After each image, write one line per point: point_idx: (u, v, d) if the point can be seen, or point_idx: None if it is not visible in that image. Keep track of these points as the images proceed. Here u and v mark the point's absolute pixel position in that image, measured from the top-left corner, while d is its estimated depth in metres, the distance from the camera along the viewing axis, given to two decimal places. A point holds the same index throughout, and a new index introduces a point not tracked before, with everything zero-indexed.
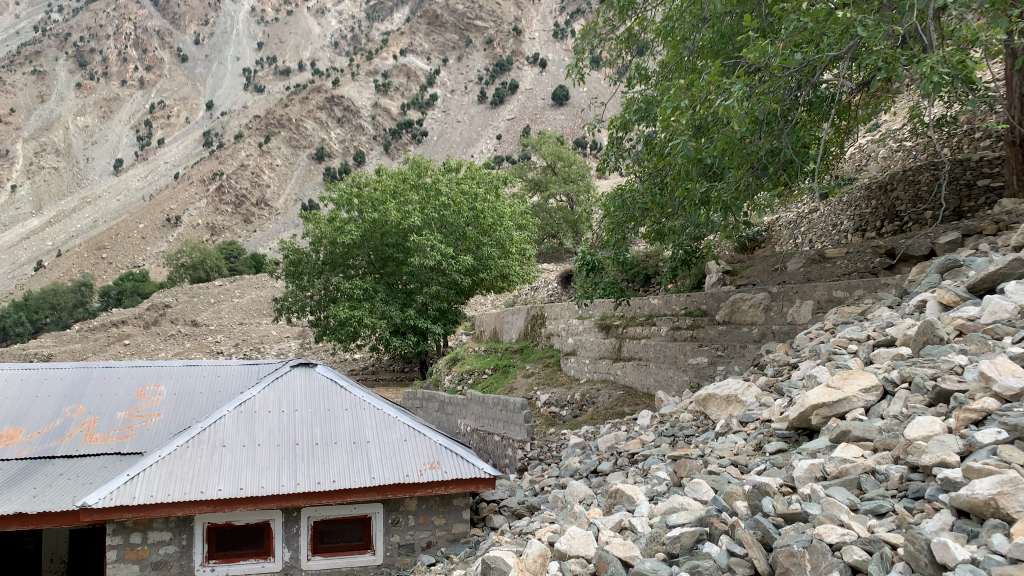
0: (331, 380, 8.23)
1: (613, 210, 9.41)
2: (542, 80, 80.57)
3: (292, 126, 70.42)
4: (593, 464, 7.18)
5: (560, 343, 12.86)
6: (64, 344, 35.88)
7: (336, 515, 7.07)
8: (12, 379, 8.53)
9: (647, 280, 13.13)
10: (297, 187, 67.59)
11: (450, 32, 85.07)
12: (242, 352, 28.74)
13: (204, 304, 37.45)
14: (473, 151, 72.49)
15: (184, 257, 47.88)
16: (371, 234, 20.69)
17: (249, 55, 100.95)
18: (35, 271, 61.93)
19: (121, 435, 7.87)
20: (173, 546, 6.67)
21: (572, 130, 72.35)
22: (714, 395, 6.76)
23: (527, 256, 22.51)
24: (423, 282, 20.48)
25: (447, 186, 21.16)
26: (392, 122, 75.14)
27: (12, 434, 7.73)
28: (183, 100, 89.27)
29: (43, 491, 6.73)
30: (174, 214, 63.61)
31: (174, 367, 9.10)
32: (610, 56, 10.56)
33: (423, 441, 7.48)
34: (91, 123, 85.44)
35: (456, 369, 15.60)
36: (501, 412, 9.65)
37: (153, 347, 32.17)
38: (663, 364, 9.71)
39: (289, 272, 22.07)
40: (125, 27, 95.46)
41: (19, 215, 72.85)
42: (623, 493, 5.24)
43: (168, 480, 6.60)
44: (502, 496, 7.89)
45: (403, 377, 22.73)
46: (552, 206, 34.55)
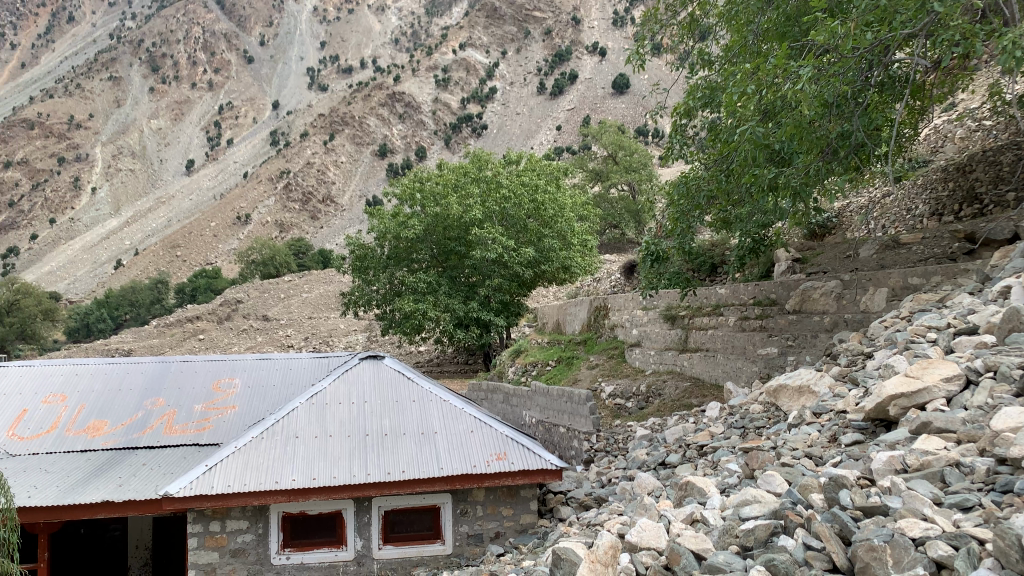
0: (399, 372, 8.34)
1: (678, 199, 9.29)
2: (602, 69, 79.35)
3: (355, 124, 71.90)
4: (662, 456, 7.08)
5: (625, 334, 12.78)
6: (143, 339, 37.23)
7: (405, 505, 7.18)
8: (97, 372, 8.95)
9: (714, 270, 12.95)
10: (361, 183, 68.47)
11: (509, 25, 85.04)
12: (311, 345, 29.37)
13: (274, 299, 38.46)
14: (534, 142, 71.95)
15: (254, 254, 49.11)
16: (434, 227, 20.97)
17: (312, 55, 103.18)
18: (116, 270, 64.43)
19: (199, 427, 8.14)
20: (250, 534, 6.88)
21: (634, 119, 71.07)
22: (785, 386, 6.62)
23: (589, 247, 22.36)
24: (486, 275, 20.53)
25: (507, 179, 21.27)
26: (452, 117, 75.26)
27: (97, 426, 8.10)
28: (251, 101, 92.11)
29: (129, 480, 7.03)
30: (244, 212, 65.69)
31: (247, 361, 9.37)
32: (673, 43, 10.42)
33: (490, 432, 7.53)
34: (164, 126, 88.34)
35: (520, 361, 15.59)
36: (566, 403, 9.55)
37: (226, 341, 33.15)
38: (732, 355, 9.51)
39: (354, 266, 22.39)
40: (195, 32, 98.55)
41: (99, 216, 75.66)
42: (694, 486, 5.18)
43: (244, 471, 6.80)
44: (569, 487, 7.88)
45: (468, 369, 22.98)
46: (613, 196, 34.38)
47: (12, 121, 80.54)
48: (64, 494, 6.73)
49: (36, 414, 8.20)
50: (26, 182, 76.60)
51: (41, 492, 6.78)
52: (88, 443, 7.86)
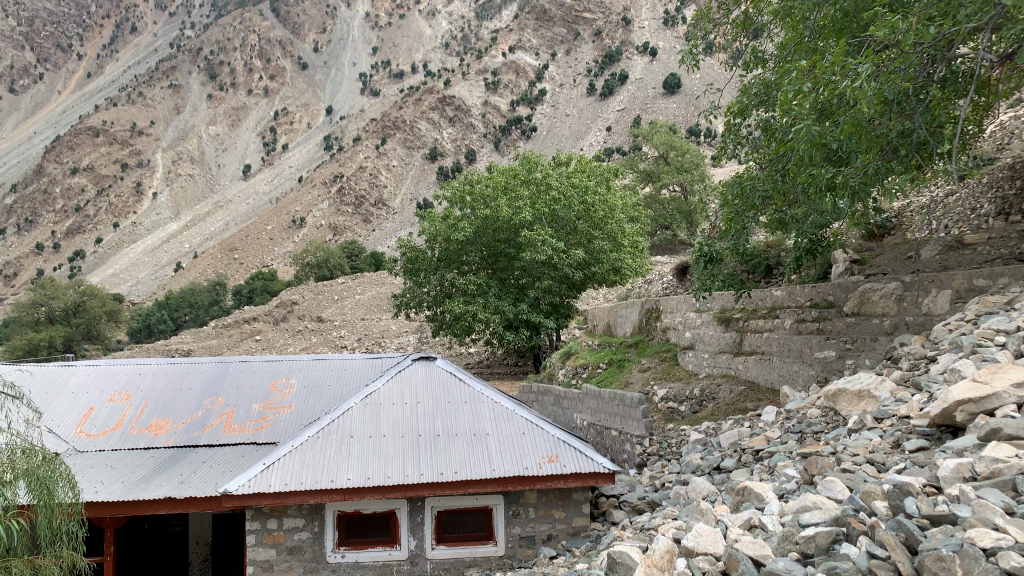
0: (451, 373, 8.37)
1: (733, 199, 9.18)
2: (653, 69, 77.84)
3: (406, 128, 72.79)
4: (716, 460, 7.00)
5: (677, 337, 12.59)
6: (203, 340, 38.23)
7: (459, 506, 7.23)
8: (158, 372, 9.24)
9: (769, 272, 12.73)
10: (412, 186, 68.82)
11: (559, 26, 84.60)
12: (364, 347, 29.75)
13: (329, 300, 39.01)
14: (583, 143, 71.20)
15: (309, 257, 49.99)
16: (484, 230, 21.03)
17: (364, 60, 104.48)
18: (176, 272, 66.26)
19: (257, 426, 8.30)
20: (306, 532, 7.00)
21: (686, 119, 69.61)
22: (845, 390, 6.47)
23: (640, 248, 22.23)
24: (535, 277, 20.49)
25: (557, 180, 21.28)
26: (501, 119, 75.31)
27: (160, 424, 8.32)
28: (305, 106, 93.86)
29: (189, 478, 7.21)
30: (299, 216, 67.38)
31: (304, 362, 9.53)
32: (726, 40, 10.29)
33: (541, 435, 7.51)
34: (222, 132, 90.56)
35: (570, 363, 15.54)
36: (618, 406, 9.41)
37: (282, 342, 33.86)
38: (788, 358, 9.35)
39: (406, 269, 22.60)
40: (251, 39, 100.78)
41: (160, 220, 77.71)
42: (752, 492, 5.10)
43: (300, 470, 6.91)
44: (622, 491, 7.83)
45: (518, 371, 23.00)
46: (664, 197, 34.06)
47: (79, 129, 83.28)
48: (129, 490, 6.93)
49: (102, 412, 8.49)
50: (92, 188, 79.03)
51: (108, 487, 7.01)
52: (151, 440, 8.09)
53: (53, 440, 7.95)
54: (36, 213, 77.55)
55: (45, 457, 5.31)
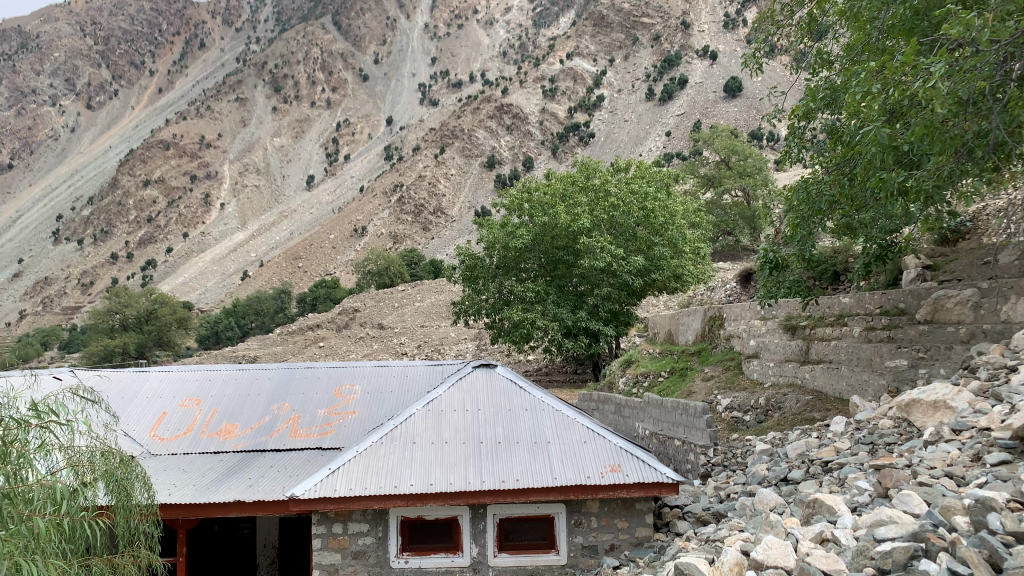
0: (511, 380, 8.37)
1: (798, 204, 8.98)
2: (713, 72, 75.92)
3: (465, 136, 73.56)
4: (783, 471, 6.84)
5: (741, 346, 12.31)
6: (268, 346, 39.11)
7: (520, 514, 7.22)
8: (227, 377, 9.50)
9: (836, 278, 12.44)
10: (470, 195, 69.33)
11: (617, 32, 83.72)
12: (424, 353, 30.04)
13: (389, 307, 39.46)
14: (642, 149, 69.96)
15: (371, 264, 50.74)
16: (542, 237, 21.10)
17: (423, 71, 105.82)
18: (243, 281, 68.04)
19: (322, 431, 8.45)
20: (371, 537, 7.08)
21: (747, 123, 67.92)
22: (918, 401, 6.26)
23: (701, 255, 21.98)
24: (594, 284, 20.40)
25: (616, 186, 21.14)
26: (559, 126, 75.14)
27: (229, 429, 8.55)
28: (366, 117, 95.62)
29: (258, 482, 7.37)
30: (361, 225, 68.37)
31: (366, 368, 9.68)
32: (790, 42, 10.08)
33: (603, 443, 7.45)
34: (286, 143, 92.80)
35: (631, 372, 15.41)
36: (681, 415, 9.24)
37: (344, 348, 34.43)
38: (857, 367, 9.08)
39: (465, 276, 22.80)
40: (314, 53, 103.15)
41: (227, 229, 79.82)
42: (823, 504, 4.97)
43: (365, 475, 7.02)
44: (686, 501, 7.70)
45: (577, 378, 22.91)
46: (727, 202, 33.48)
47: (150, 143, 85.89)
48: (200, 493, 7.12)
49: (175, 416, 8.77)
50: (162, 200, 81.57)
51: (180, 489, 7.21)
52: (221, 444, 8.31)
53: (129, 443, 8.24)
54: (111, 224, 80.24)
55: (123, 459, 5.49)
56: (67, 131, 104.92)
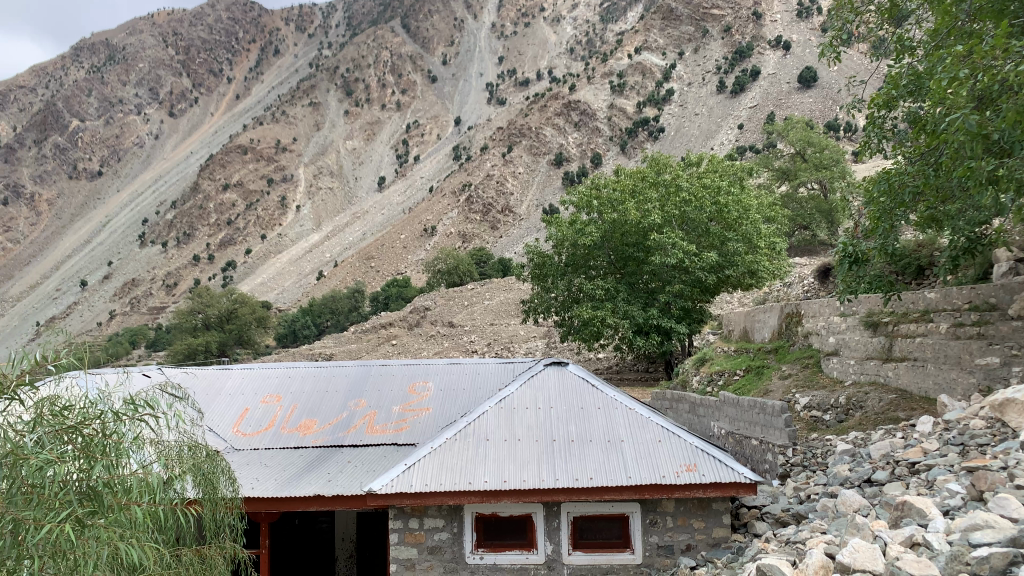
0: (583, 378, 8.35)
1: (880, 196, 8.69)
2: (787, 63, 73.42)
3: (532, 134, 73.86)
4: (867, 473, 6.62)
5: (820, 343, 11.95)
6: (344, 345, 39.98)
7: (595, 512, 7.19)
8: (306, 375, 9.75)
9: (920, 273, 12.02)
10: (538, 193, 69.43)
11: (686, 25, 81.69)
12: (494, 351, 30.23)
13: (459, 306, 39.73)
14: (714, 143, 68.01)
15: (441, 264, 51.27)
16: (612, 234, 20.92)
17: (491, 70, 106.21)
18: (318, 281, 69.63)
19: (398, 427, 8.59)
20: (445, 533, 7.17)
21: (824, 113, 65.50)
22: (1014, 401, 5.96)
23: (778, 250, 21.45)
24: (666, 281, 20.13)
25: (688, 181, 20.81)
26: (628, 122, 74.11)
27: (308, 425, 8.77)
28: (435, 118, 96.44)
29: (336, 477, 7.54)
30: (431, 224, 69.16)
31: (439, 366, 9.79)
32: (867, 29, 9.76)
33: (679, 442, 7.36)
34: (358, 146, 94.75)
35: (705, 370, 15.20)
36: (758, 415, 9.01)
37: (416, 347, 34.96)
38: (944, 366, 8.71)
39: (535, 274, 22.83)
40: (383, 56, 104.81)
41: (303, 231, 81.87)
42: (914, 506, 4.78)
43: (439, 471, 7.10)
44: (764, 503, 7.53)
45: (649, 377, 22.68)
46: (802, 196, 32.64)
47: (229, 148, 88.85)
48: (282, 487, 7.33)
49: (257, 412, 9.04)
50: (241, 203, 84.30)
51: (263, 483, 7.44)
52: (300, 440, 8.52)
53: (214, 437, 8.53)
54: (193, 227, 83.28)
55: (209, 453, 5.73)
56: (151, 138, 109.08)
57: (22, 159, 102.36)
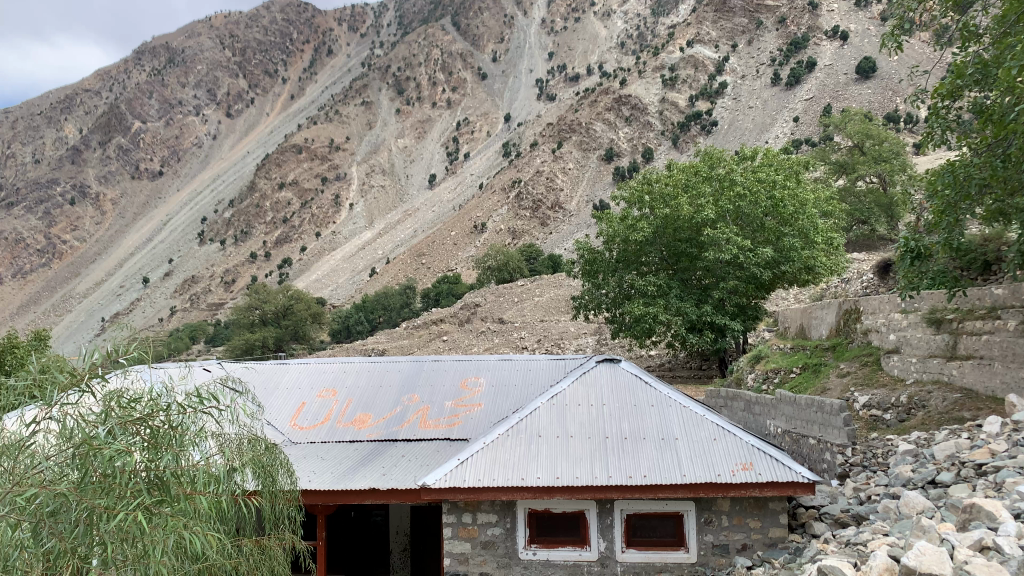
0: (636, 375, 8.31)
1: (944, 189, 8.43)
2: (845, 54, 71.47)
3: (582, 130, 73.82)
4: (931, 474, 6.44)
5: (880, 340, 11.66)
6: (396, 340, 40.44)
7: (648, 510, 7.14)
8: (360, 370, 9.91)
9: (986, 269, 11.63)
10: (588, 188, 69.17)
11: (740, 16, 80.21)
12: (544, 348, 30.25)
13: (509, 302, 39.83)
14: (768, 136, 66.41)
15: (491, 259, 51.50)
16: (663, 230, 20.72)
17: (541, 66, 106.04)
18: (371, 277, 70.39)
19: (450, 422, 8.66)
20: (499, 528, 7.21)
21: (883, 105, 63.60)
22: None
23: (835, 245, 20.97)
24: (720, 277, 19.84)
25: (742, 176, 20.47)
26: (680, 116, 72.79)
27: (364, 419, 8.90)
28: (485, 115, 96.64)
29: (391, 470, 7.63)
30: (481, 221, 69.41)
31: (491, 361, 9.82)
32: (929, 17, 9.43)
33: (735, 441, 7.25)
34: (409, 144, 95.66)
35: (760, 368, 14.96)
36: (816, 412, 8.82)
37: (467, 342, 35.19)
38: (1013, 365, 8.42)
39: (585, 270, 22.75)
40: (434, 54, 105.48)
41: (356, 229, 82.93)
42: (983, 509, 4.67)
43: (492, 467, 7.14)
44: (823, 502, 7.40)
45: (702, 374, 22.43)
46: (861, 189, 31.87)
47: (285, 147, 90.77)
48: (338, 480, 7.45)
49: (313, 407, 9.19)
50: (296, 201, 86.01)
51: (320, 476, 7.58)
52: (356, 434, 8.66)
53: (273, 430, 8.73)
54: (250, 225, 85.19)
55: (268, 446, 5.86)
56: (210, 138, 111.89)
57: (87, 160, 105.74)
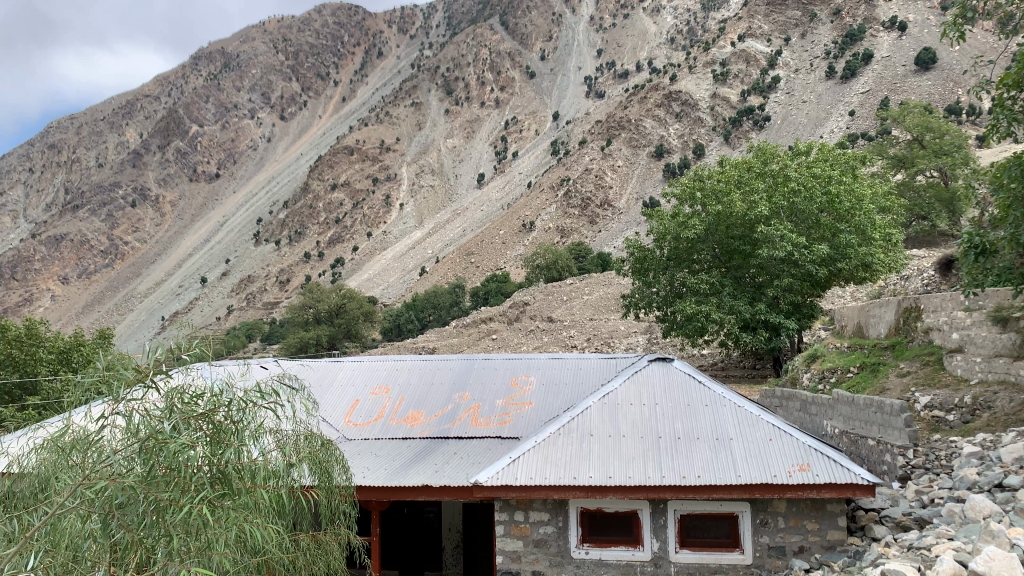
0: (689, 375, 8.22)
1: (1011, 184, 8.18)
2: (903, 45, 69.49)
3: (632, 127, 73.32)
4: (997, 477, 6.25)
5: (943, 339, 11.28)
6: (445, 339, 40.68)
7: (702, 510, 7.06)
8: (412, 368, 10.02)
9: None
10: (638, 186, 68.53)
11: (793, 9, 78.79)
12: (593, 347, 30.12)
13: (558, 301, 39.75)
14: (823, 131, 64.91)
15: (539, 258, 51.52)
16: (716, 227, 20.45)
17: (589, 64, 105.58)
18: (421, 276, 70.83)
19: (501, 420, 8.68)
20: (551, 527, 7.22)
21: (943, 97, 61.69)
22: None
23: (894, 241, 20.42)
24: (774, 275, 19.48)
25: (797, 171, 20.11)
26: (732, 111, 71.50)
27: (415, 416, 8.99)
28: (533, 114, 96.57)
29: (443, 467, 7.70)
30: (529, 220, 69.62)
31: (541, 360, 9.83)
32: (994, 3, 9.13)
33: (790, 442, 7.14)
34: (458, 144, 96.21)
35: (816, 367, 14.68)
36: (875, 413, 8.60)
37: (516, 341, 35.21)
38: None
39: (635, 268, 22.62)
40: (483, 53, 105.86)
41: (406, 229, 83.61)
42: None
43: (544, 465, 7.15)
44: (883, 505, 7.24)
45: (756, 373, 22.09)
46: (920, 183, 31.05)
47: (337, 149, 92.26)
48: (392, 476, 7.54)
49: (366, 403, 9.33)
50: (348, 202, 87.35)
51: (374, 472, 7.68)
52: (408, 431, 8.75)
53: (328, 428, 8.89)
54: (304, 226, 86.78)
55: (324, 442, 5.96)
56: (264, 141, 114.28)
57: (147, 163, 108.71)
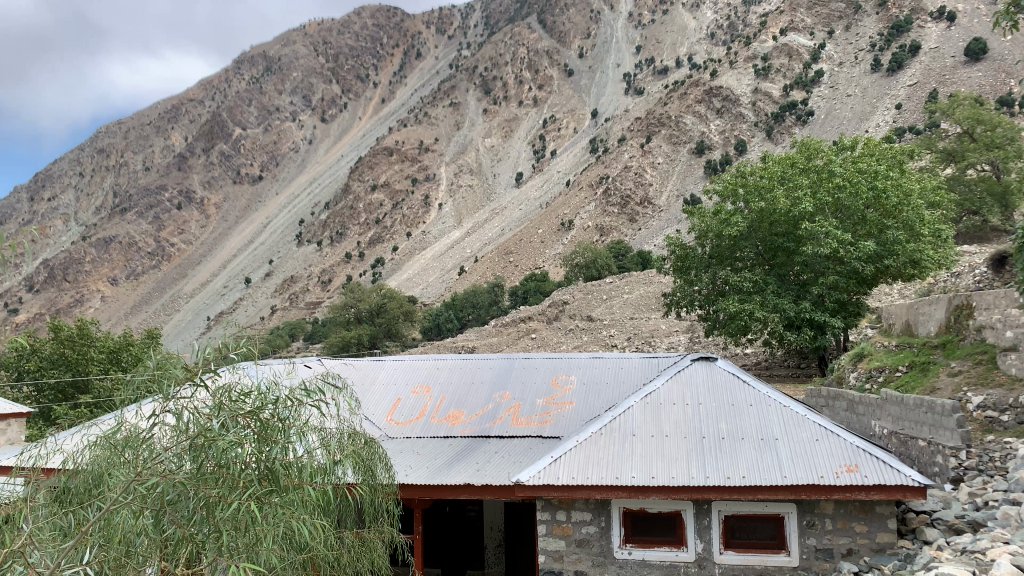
0: (732, 374, 8.11)
1: None
2: (952, 35, 67.58)
3: (672, 123, 72.88)
4: None
5: (996, 338, 10.96)
6: (485, 338, 40.79)
7: (747, 511, 6.97)
8: (452, 367, 10.07)
9: None
10: (678, 183, 67.79)
11: (837, 1, 77.36)
12: (634, 346, 29.95)
13: (598, 300, 39.61)
14: (868, 125, 63.38)
15: (578, 257, 51.38)
16: (759, 224, 20.20)
17: (628, 61, 104.91)
18: (460, 275, 70.99)
19: (542, 419, 8.68)
20: (593, 526, 7.19)
21: (995, 88, 59.78)
22: None
23: (943, 237, 19.89)
24: (818, 272, 19.16)
25: (841, 166, 19.76)
26: (774, 106, 70.25)
27: (457, 415, 9.02)
28: (571, 112, 96.23)
29: (485, 466, 7.72)
30: (567, 219, 69.67)
31: (581, 359, 9.81)
32: None
33: (837, 442, 7.02)
34: (496, 143, 96.36)
35: (863, 366, 14.41)
36: (925, 413, 8.39)
37: (556, 341, 35.17)
38: None
39: (676, 267, 22.53)
40: (520, 52, 105.88)
41: (445, 228, 83.93)
42: None
43: (586, 464, 7.12)
44: (934, 508, 7.08)
45: (801, 372, 21.73)
46: (972, 177, 30.28)
47: (377, 150, 93.23)
48: (434, 475, 7.58)
49: (408, 402, 9.41)
50: (388, 203, 88.15)
51: (416, 470, 7.73)
52: (449, 429, 8.79)
53: (371, 425, 8.98)
54: (344, 227, 87.79)
55: (367, 441, 6.01)
56: (306, 143, 115.83)
57: (192, 166, 110.97)
